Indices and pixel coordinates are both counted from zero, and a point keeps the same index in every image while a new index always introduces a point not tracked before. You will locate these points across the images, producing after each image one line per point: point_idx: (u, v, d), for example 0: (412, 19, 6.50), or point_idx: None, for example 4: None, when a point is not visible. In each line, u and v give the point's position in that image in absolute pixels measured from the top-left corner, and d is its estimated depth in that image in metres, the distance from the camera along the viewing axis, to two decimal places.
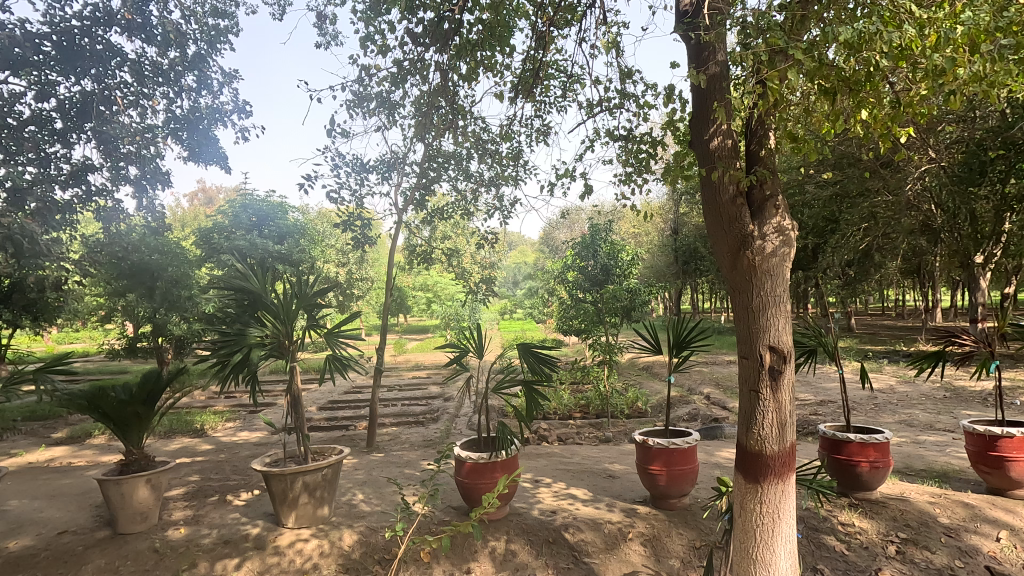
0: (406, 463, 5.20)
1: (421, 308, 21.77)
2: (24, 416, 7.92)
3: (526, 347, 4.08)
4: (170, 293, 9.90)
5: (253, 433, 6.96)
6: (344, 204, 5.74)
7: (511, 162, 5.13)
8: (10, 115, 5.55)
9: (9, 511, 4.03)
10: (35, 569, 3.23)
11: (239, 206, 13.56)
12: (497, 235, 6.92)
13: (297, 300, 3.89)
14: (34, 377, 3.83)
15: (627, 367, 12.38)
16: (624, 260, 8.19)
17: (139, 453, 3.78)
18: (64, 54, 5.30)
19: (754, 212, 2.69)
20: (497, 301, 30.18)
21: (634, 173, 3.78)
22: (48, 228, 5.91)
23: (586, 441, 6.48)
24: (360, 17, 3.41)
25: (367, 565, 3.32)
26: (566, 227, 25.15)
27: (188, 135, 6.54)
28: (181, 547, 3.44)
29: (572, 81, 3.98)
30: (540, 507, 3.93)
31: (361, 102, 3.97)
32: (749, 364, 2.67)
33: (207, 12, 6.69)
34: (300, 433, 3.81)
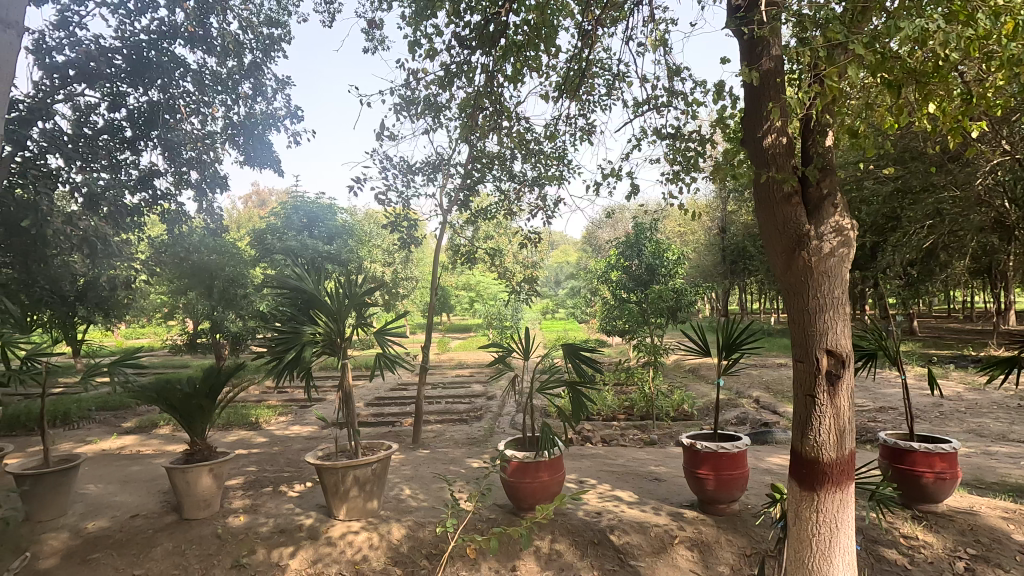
0: (452, 460, 5.28)
1: (464, 308, 22.03)
2: (98, 405, 8.49)
3: (571, 348, 4.07)
4: (227, 292, 10.37)
5: (305, 427, 7.23)
6: (391, 206, 5.90)
7: (555, 162, 5.16)
8: (86, 123, 6.02)
9: (88, 494, 4.33)
10: (111, 549, 3.46)
11: (291, 207, 14.17)
12: (541, 235, 6.94)
13: (348, 300, 4.01)
14: (109, 370, 4.07)
15: (672, 369, 12.17)
16: (669, 259, 8.06)
17: (202, 443, 3.98)
18: (134, 66, 5.68)
19: (810, 211, 2.61)
20: (539, 302, 30.09)
21: (682, 171, 3.74)
22: (118, 230, 6.40)
23: (630, 443, 6.42)
24: (409, 22, 3.51)
25: (415, 558, 3.41)
26: (610, 227, 24.95)
27: (244, 141, 6.91)
28: (241, 535, 3.61)
29: (617, 79, 3.99)
30: (585, 508, 3.92)
31: (409, 105, 4.12)
32: (804, 368, 2.59)
33: (262, 21, 7.01)
34: (350, 429, 3.92)
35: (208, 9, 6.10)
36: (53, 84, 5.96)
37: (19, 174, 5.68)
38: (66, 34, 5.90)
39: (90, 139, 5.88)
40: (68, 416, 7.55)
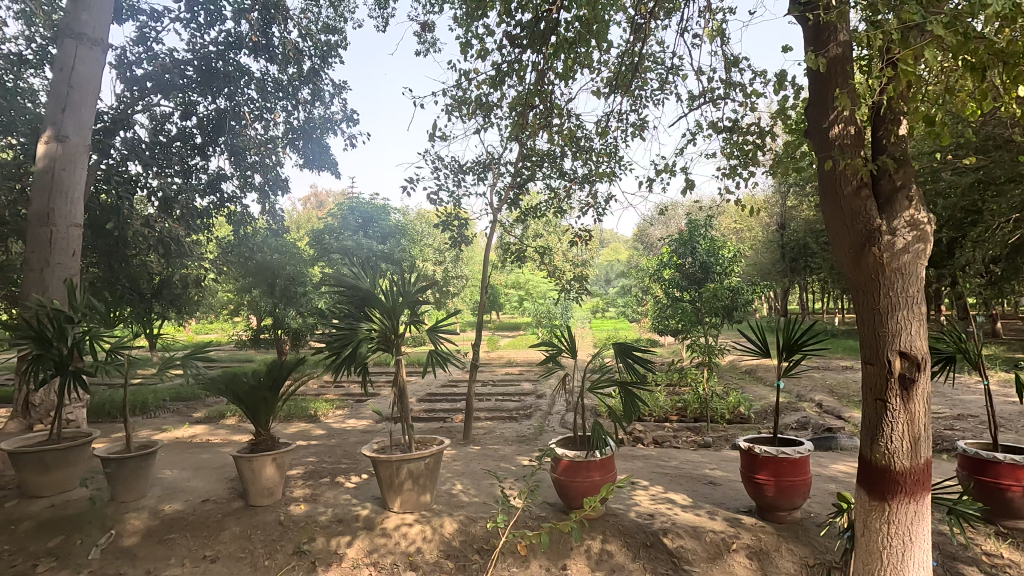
0: (502, 457, 5.31)
1: (514, 306, 22.12)
2: (172, 395, 9.07)
3: (623, 348, 4.00)
4: (289, 290, 10.85)
5: (360, 421, 7.46)
6: (443, 205, 6.02)
7: (605, 158, 5.11)
8: (162, 132, 6.66)
9: (165, 478, 4.64)
10: (185, 531, 3.70)
11: (347, 209, 14.72)
12: (591, 233, 6.88)
13: (402, 298, 4.11)
14: (182, 363, 4.32)
15: (727, 370, 11.79)
16: (724, 257, 7.81)
17: (266, 434, 4.16)
18: (204, 77, 6.40)
19: (882, 205, 2.46)
20: (588, 301, 29.79)
21: (739, 166, 3.63)
22: (191, 232, 6.97)
23: (683, 445, 6.27)
24: (461, 23, 3.56)
25: (467, 553, 3.48)
26: (662, 224, 24.47)
27: (304, 144, 7.39)
28: (302, 522, 3.77)
29: (671, 73, 3.94)
30: (637, 509, 3.85)
31: (461, 106, 4.21)
32: (875, 371, 2.45)
33: (319, 29, 7.29)
34: (404, 423, 4.01)
35: (269, 19, 6.48)
36: (132, 95, 6.40)
37: (104, 179, 6.14)
38: (144, 50, 6.35)
39: (165, 146, 6.58)
40: (146, 405, 8.10)
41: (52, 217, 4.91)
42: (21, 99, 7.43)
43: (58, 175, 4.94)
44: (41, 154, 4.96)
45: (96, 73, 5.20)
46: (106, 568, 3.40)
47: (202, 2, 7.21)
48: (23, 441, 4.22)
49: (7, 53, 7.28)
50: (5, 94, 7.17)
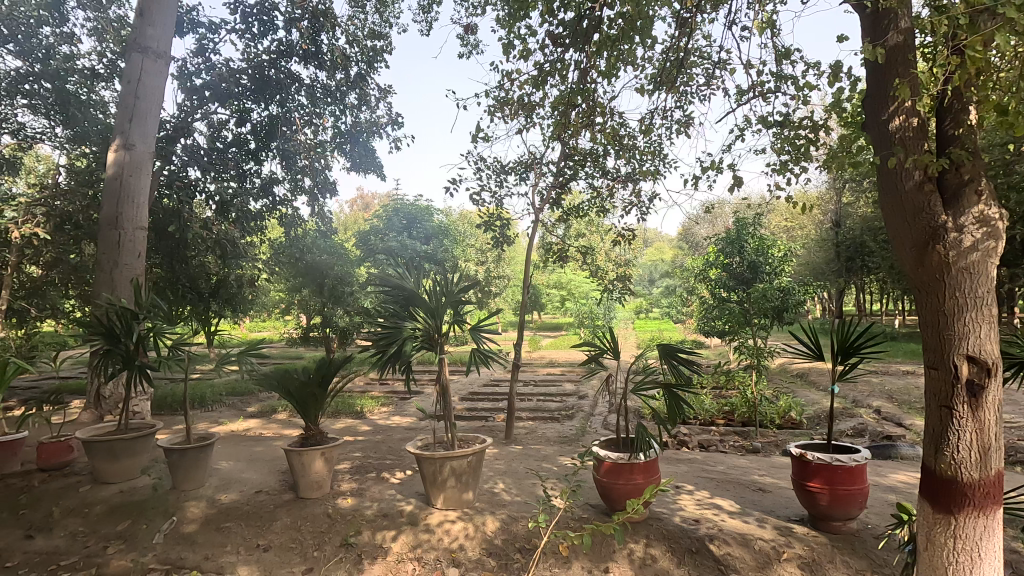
0: (544, 457, 5.30)
1: (555, 306, 22.03)
2: (228, 390, 9.49)
3: (667, 349, 3.91)
4: (337, 289, 11.17)
5: (405, 418, 7.61)
6: (485, 206, 6.07)
7: (649, 156, 5.03)
8: (219, 138, 7.05)
9: (222, 469, 4.86)
10: (241, 520, 3.87)
11: (392, 210, 15.07)
12: (635, 232, 6.78)
13: (445, 297, 4.17)
14: (237, 360, 4.51)
15: (777, 373, 11.38)
16: (774, 256, 7.53)
17: (315, 428, 4.29)
18: (257, 85, 6.73)
19: (947, 200, 2.33)
20: (632, 301, 29.28)
21: (791, 161, 3.53)
22: (244, 233, 7.47)
23: (730, 449, 6.10)
24: (504, 25, 3.59)
25: (510, 552, 3.50)
26: (708, 223, 23.84)
27: (352, 148, 7.66)
28: (349, 515, 3.87)
29: (718, 67, 3.87)
30: (682, 514, 3.77)
31: (504, 106, 4.24)
32: (940, 377, 2.32)
33: (366, 35, 7.48)
34: (447, 421, 4.06)
35: (319, 27, 6.73)
36: (192, 104, 6.75)
37: (167, 184, 6.48)
38: (203, 61, 6.69)
39: (222, 152, 6.98)
40: (204, 399, 8.50)
41: (121, 221, 5.22)
42: (94, 111, 7.94)
43: (126, 181, 5.25)
44: (112, 162, 5.29)
45: (161, 84, 5.50)
46: (168, 552, 3.61)
47: (256, 13, 7.53)
48: (95, 431, 4.50)
49: (82, 68, 7.80)
50: (80, 106, 7.69)
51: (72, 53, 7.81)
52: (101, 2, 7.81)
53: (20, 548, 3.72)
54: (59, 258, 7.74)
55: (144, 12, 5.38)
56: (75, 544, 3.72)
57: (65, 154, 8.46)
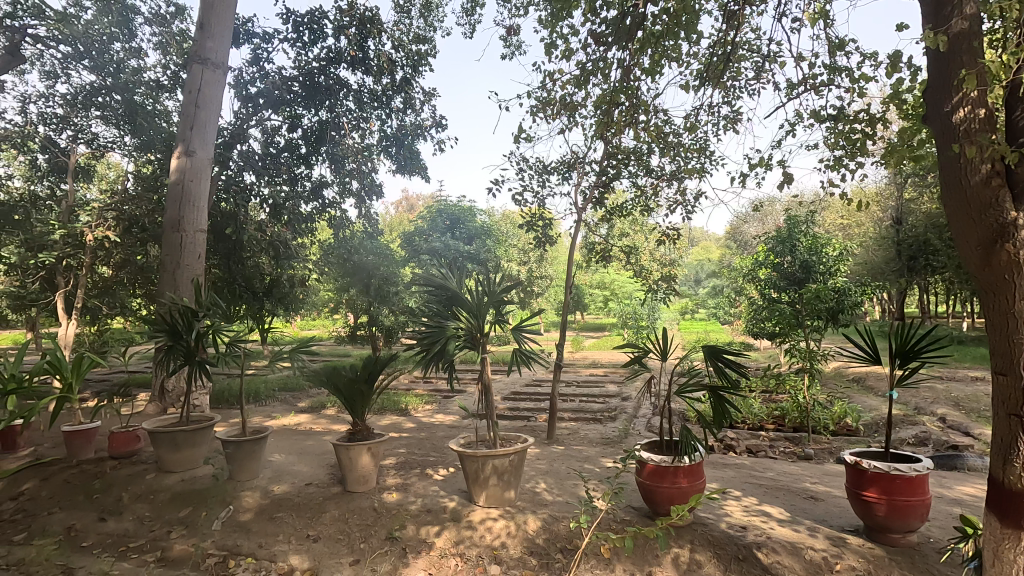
0: (586, 458, 5.28)
1: (598, 306, 21.84)
2: (280, 386, 9.88)
3: (712, 351, 3.82)
4: (383, 289, 11.45)
5: (448, 416, 7.72)
6: (527, 206, 6.11)
7: (695, 154, 4.94)
8: (272, 143, 7.40)
9: (275, 462, 5.07)
10: (292, 511, 4.03)
11: (436, 211, 15.35)
12: (680, 231, 6.66)
13: (487, 296, 4.23)
14: (289, 357, 4.69)
15: (832, 378, 10.91)
16: (829, 256, 7.23)
17: (362, 424, 4.41)
18: (308, 91, 7.00)
19: (1018, 196, 2.19)
20: (677, 301, 28.62)
21: (845, 157, 3.48)
22: (296, 234, 7.88)
23: (781, 456, 5.91)
24: (546, 25, 3.62)
25: (551, 551, 3.51)
26: (758, 221, 23.08)
27: (397, 151, 7.86)
28: (394, 510, 3.97)
29: (768, 60, 3.89)
30: (728, 520, 3.68)
31: (546, 106, 4.26)
32: (1007, 383, 2.19)
33: (411, 39, 7.65)
34: (490, 420, 4.10)
35: (366, 33, 6.93)
36: (247, 111, 7.07)
37: (225, 189, 6.97)
38: (257, 69, 7.00)
39: (276, 157, 7.35)
40: (258, 394, 8.88)
41: (182, 224, 5.52)
42: (159, 120, 8.42)
43: (187, 186, 5.55)
44: (175, 169, 5.60)
45: (219, 93, 5.78)
46: (226, 539, 3.81)
47: (307, 21, 7.81)
48: (160, 422, 4.77)
49: (148, 80, 8.29)
50: (147, 116, 8.19)
51: (139, 65, 8.31)
52: (165, 17, 8.28)
53: (94, 530, 4.02)
54: (128, 259, 8.25)
55: (205, 25, 5.68)
56: (142, 528, 3.99)
57: (133, 161, 9.00)
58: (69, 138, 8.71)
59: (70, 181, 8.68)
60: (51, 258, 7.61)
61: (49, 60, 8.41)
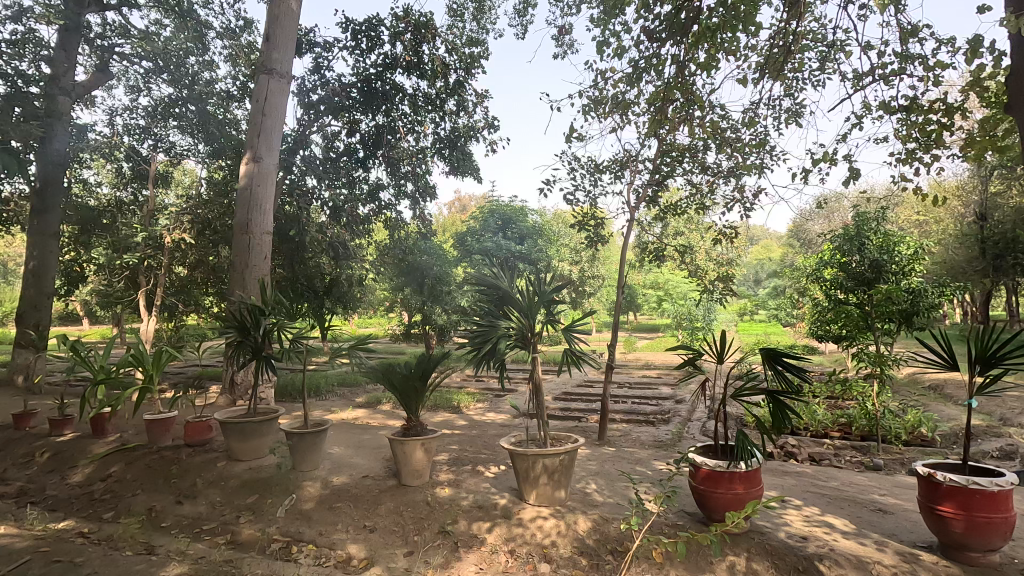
0: (637, 460, 5.21)
1: (651, 307, 21.43)
2: (339, 381, 10.28)
3: (770, 354, 3.68)
4: (436, 288, 11.70)
5: (499, 415, 7.80)
6: (579, 205, 6.11)
7: (755, 149, 4.78)
8: (332, 148, 7.75)
9: (334, 454, 5.29)
10: (350, 501, 4.19)
11: (489, 211, 15.55)
12: (737, 229, 6.45)
13: (538, 296, 4.25)
14: (348, 354, 4.88)
15: (905, 384, 10.24)
16: (901, 255, 6.81)
17: (416, 420, 4.52)
18: (365, 97, 7.28)
19: None
20: (735, 301, 27.61)
21: (918, 149, 3.32)
22: (354, 235, 8.20)
23: (846, 465, 5.63)
24: (598, 22, 3.63)
25: (601, 553, 3.50)
26: (823, 218, 21.96)
27: (451, 153, 8.02)
28: (446, 504, 4.07)
29: (833, 49, 3.79)
30: (788, 530, 3.54)
31: (598, 105, 4.26)
32: None
33: (464, 42, 7.79)
34: (541, 419, 4.12)
35: (421, 38, 7.12)
36: (309, 118, 7.42)
37: (289, 192, 7.37)
38: (318, 77, 7.33)
39: (335, 160, 7.76)
40: (319, 389, 9.27)
41: (250, 226, 5.84)
42: (229, 129, 8.94)
43: (254, 191, 5.86)
44: (244, 174, 5.93)
45: (283, 102, 6.08)
46: (289, 526, 4.02)
47: (364, 29, 8.08)
48: (230, 414, 5.06)
49: (220, 91, 8.84)
50: (218, 125, 8.72)
51: (212, 77, 8.86)
52: (235, 31, 8.78)
53: (172, 511, 4.35)
54: (201, 260, 8.82)
55: (270, 37, 5.98)
56: (215, 512, 4.28)
57: (206, 168, 9.59)
58: (149, 147, 9.38)
59: (151, 187, 9.33)
60: (134, 258, 8.23)
61: (133, 76, 9.10)
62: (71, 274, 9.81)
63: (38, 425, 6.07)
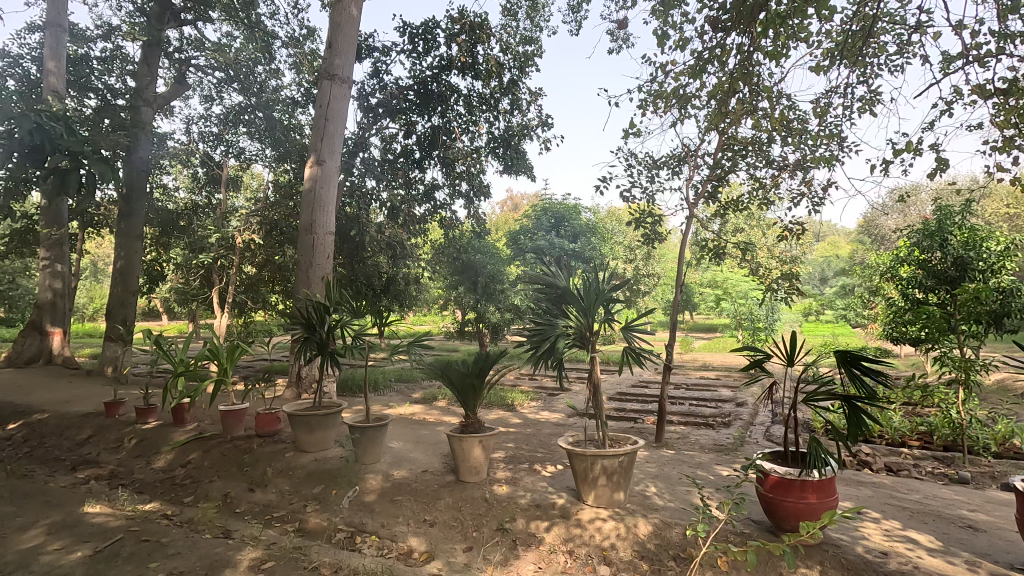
0: (699, 464, 5.05)
1: (708, 306, 20.77)
2: (396, 377, 10.53)
3: (845, 356, 3.47)
4: (489, 287, 11.78)
5: (554, 414, 7.76)
6: (635, 202, 5.98)
7: (825, 141, 4.53)
8: (390, 149, 7.96)
9: (393, 448, 5.42)
10: (410, 495, 4.29)
11: (542, 210, 15.52)
12: (804, 225, 6.14)
13: (596, 295, 4.17)
14: (407, 351, 4.99)
15: (994, 392, 9.45)
16: (991, 251, 6.27)
17: (473, 417, 4.56)
18: (421, 99, 7.44)
19: None
20: (799, 300, 26.31)
21: (1017, 136, 3.03)
22: (410, 234, 8.38)
23: (927, 477, 5.26)
24: (657, 13, 3.55)
25: (663, 558, 3.41)
26: (898, 213, 20.58)
27: (505, 152, 8.05)
28: (504, 502, 4.09)
29: (917, 31, 3.53)
30: (866, 544, 3.33)
31: (658, 100, 4.16)
32: None
33: (518, 41, 7.79)
34: (599, 419, 4.05)
35: (476, 39, 7.18)
36: (369, 121, 7.65)
37: (349, 194, 7.67)
38: (377, 81, 7.54)
39: (392, 162, 8.02)
40: (377, 384, 9.53)
41: (314, 227, 6.07)
42: (294, 134, 9.27)
43: (318, 192, 6.09)
44: (308, 177, 6.17)
45: (344, 106, 6.27)
46: (353, 517, 4.15)
47: (421, 32, 8.23)
48: (297, 406, 5.27)
49: (285, 97, 9.24)
50: (284, 130, 9.11)
51: (278, 85, 9.29)
52: (299, 40, 9.15)
53: (245, 498, 4.59)
54: (268, 259, 9.24)
55: (333, 44, 6.19)
56: (284, 500, 4.48)
57: (272, 171, 10.05)
58: (222, 153, 10.02)
59: (223, 191, 9.89)
60: (209, 258, 9.05)
61: (207, 86, 9.67)
62: (153, 274, 10.53)
63: (125, 412, 6.52)
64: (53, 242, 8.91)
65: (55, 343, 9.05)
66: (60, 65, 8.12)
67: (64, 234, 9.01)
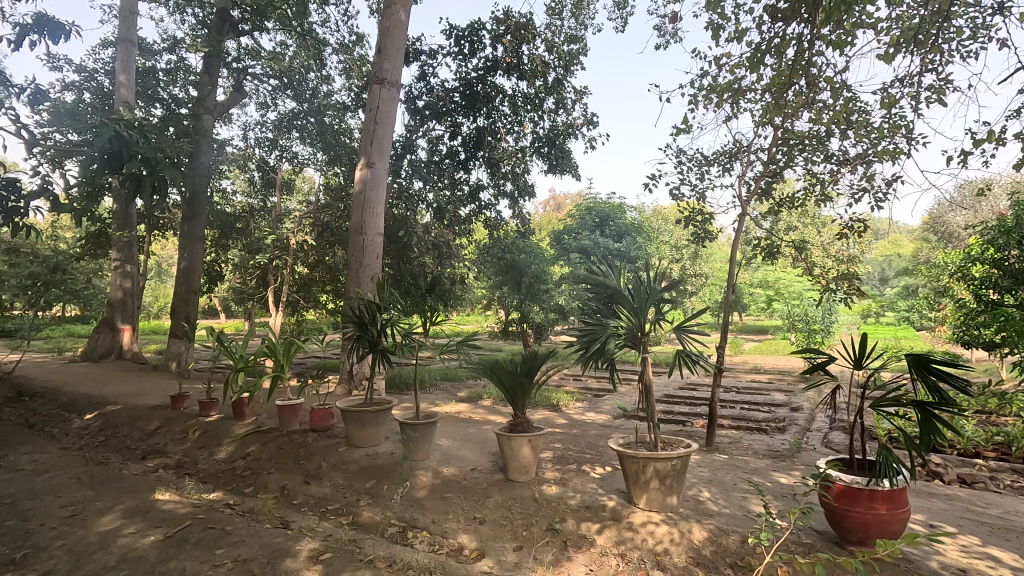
0: (754, 470, 4.88)
1: (758, 307, 20.09)
2: (442, 375, 10.65)
3: (919, 359, 3.27)
4: (533, 287, 11.76)
5: (600, 415, 7.67)
6: (684, 200, 5.83)
7: (891, 133, 4.30)
8: (436, 151, 8.06)
9: (442, 445, 5.48)
10: (460, 492, 4.32)
11: (586, 209, 15.38)
12: (865, 223, 5.84)
13: (647, 296, 4.08)
14: (456, 349, 5.03)
15: None
16: None
17: (522, 416, 4.55)
18: (467, 101, 7.50)
19: None
20: (857, 302, 25.08)
21: None
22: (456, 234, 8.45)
23: (1006, 490, 4.90)
24: (709, 5, 3.45)
25: (719, 565, 3.31)
26: (969, 209, 19.33)
27: (550, 151, 8.02)
28: (554, 502, 4.07)
29: (996, 13, 3.29)
30: (941, 559, 3.13)
31: (711, 94, 4.04)
32: None
33: (563, 40, 7.74)
34: (650, 421, 3.97)
35: (521, 39, 7.18)
36: (416, 123, 7.77)
37: (397, 196, 7.82)
38: (424, 84, 7.65)
39: (438, 163, 8.12)
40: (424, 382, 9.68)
41: (364, 228, 6.20)
42: (344, 138, 9.53)
43: (367, 194, 6.23)
44: (358, 179, 6.31)
45: (392, 109, 6.39)
46: (405, 512, 4.22)
47: (467, 34, 8.30)
48: (350, 402, 5.41)
49: (336, 102, 9.51)
50: (334, 134, 9.38)
51: (329, 90, 9.56)
52: (348, 46, 9.40)
53: (302, 490, 4.74)
54: (319, 260, 9.52)
55: (382, 49, 6.31)
56: (339, 494, 4.60)
57: (323, 174, 10.37)
58: (276, 157, 10.40)
59: (277, 194, 10.28)
60: (265, 258, 9.43)
61: (262, 93, 10.06)
62: (213, 274, 11.03)
63: (189, 406, 6.86)
64: (123, 244, 9.46)
65: (126, 338, 9.60)
66: (129, 77, 8.62)
67: (134, 236, 9.56)
